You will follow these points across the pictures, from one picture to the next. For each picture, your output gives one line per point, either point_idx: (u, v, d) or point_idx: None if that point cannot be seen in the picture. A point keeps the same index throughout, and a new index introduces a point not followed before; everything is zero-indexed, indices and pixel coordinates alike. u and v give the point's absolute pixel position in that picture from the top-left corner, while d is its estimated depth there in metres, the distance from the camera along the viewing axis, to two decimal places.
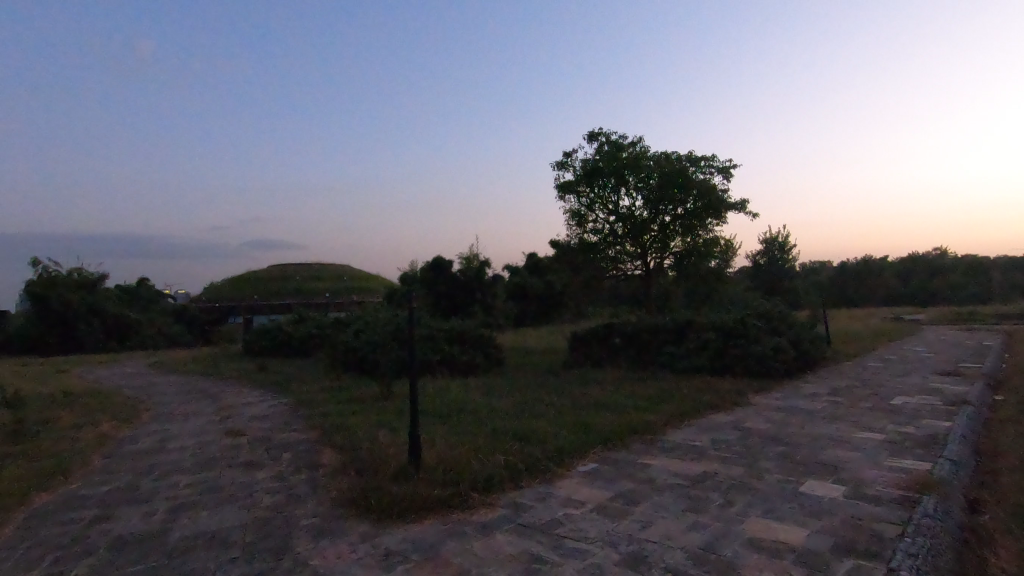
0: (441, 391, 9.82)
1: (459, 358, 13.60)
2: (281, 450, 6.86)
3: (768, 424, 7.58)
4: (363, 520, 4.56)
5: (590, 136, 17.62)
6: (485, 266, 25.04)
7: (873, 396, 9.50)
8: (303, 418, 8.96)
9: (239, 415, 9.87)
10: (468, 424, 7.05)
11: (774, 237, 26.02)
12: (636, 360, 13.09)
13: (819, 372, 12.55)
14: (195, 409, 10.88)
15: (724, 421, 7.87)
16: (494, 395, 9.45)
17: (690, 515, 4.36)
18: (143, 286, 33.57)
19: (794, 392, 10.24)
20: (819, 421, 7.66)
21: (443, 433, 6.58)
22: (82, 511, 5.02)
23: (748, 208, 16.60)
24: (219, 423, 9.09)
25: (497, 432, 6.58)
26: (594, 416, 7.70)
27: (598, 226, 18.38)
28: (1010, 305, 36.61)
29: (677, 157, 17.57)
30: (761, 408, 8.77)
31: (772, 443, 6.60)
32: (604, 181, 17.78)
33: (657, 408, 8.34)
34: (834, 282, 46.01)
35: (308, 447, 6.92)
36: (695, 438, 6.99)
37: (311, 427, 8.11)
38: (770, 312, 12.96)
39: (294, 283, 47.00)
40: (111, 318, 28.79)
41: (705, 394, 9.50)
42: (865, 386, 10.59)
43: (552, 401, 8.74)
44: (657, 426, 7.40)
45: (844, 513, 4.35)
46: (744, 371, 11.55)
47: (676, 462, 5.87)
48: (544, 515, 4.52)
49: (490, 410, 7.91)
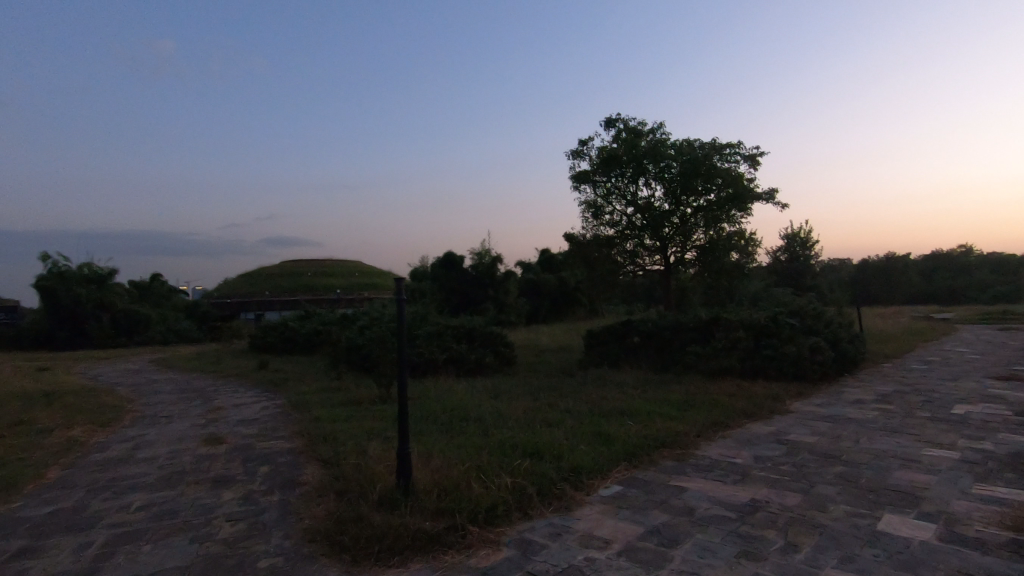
0: (446, 393, 8.97)
1: (468, 357, 12.73)
2: (259, 463, 6.04)
3: (817, 438, 6.60)
4: (336, 563, 3.69)
5: (607, 122, 16.65)
6: (498, 261, 24.08)
7: (929, 404, 8.44)
8: (292, 424, 8.15)
9: (228, 418, 9.10)
10: (471, 436, 6.17)
11: (797, 232, 24.84)
12: (657, 361, 12.12)
13: (860, 376, 11.46)
14: (183, 410, 10.14)
15: (764, 433, 6.91)
16: (504, 399, 8.57)
17: (746, 565, 3.44)
18: (156, 281, 33.19)
19: (837, 398, 9.22)
20: (874, 435, 6.67)
21: (442, 447, 5.72)
22: (8, 541, 4.21)
23: (777, 198, 15.48)
24: (203, 427, 8.32)
25: (505, 446, 5.68)
26: (615, 425, 6.80)
27: (615, 218, 17.40)
28: None
29: (700, 144, 16.50)
30: (804, 417, 7.77)
31: (828, 461, 5.63)
32: (622, 170, 16.79)
33: (686, 416, 7.40)
34: (856, 280, 44.43)
35: (291, 459, 6.10)
36: (734, 453, 6.05)
37: (299, 435, 7.28)
38: (804, 309, 11.89)
39: (305, 279, 46.66)
40: (119, 314, 28.30)
41: (738, 400, 8.53)
42: (916, 392, 9.52)
43: (567, 407, 7.84)
44: (688, 438, 6.47)
45: (945, 565, 3.41)
46: (778, 373, 10.52)
47: (717, 486, 4.93)
48: (560, 559, 3.63)
49: (497, 419, 7.03)
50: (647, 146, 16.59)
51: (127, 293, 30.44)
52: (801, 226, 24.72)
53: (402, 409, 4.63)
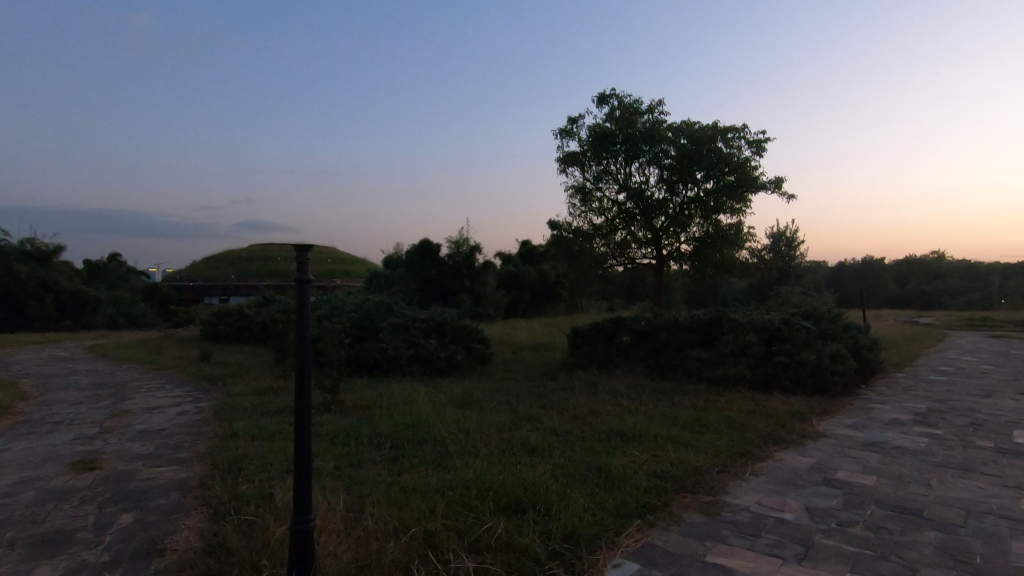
0: (402, 402, 7.32)
1: (436, 354, 11.02)
2: (126, 507, 4.31)
3: (875, 478, 5.15)
4: None
5: (600, 97, 15.05)
6: (476, 251, 22.40)
7: (982, 429, 7.09)
8: (201, 440, 6.38)
9: (128, 427, 7.26)
10: (423, 473, 4.53)
11: (784, 230, 23.82)
12: (652, 366, 10.65)
13: (880, 388, 10.13)
14: (81, 414, 8.24)
15: (804, 467, 5.45)
16: (475, 412, 6.93)
17: None
18: (112, 261, 30.63)
19: (869, 417, 7.83)
20: (944, 476, 5.24)
21: (382, 494, 4.07)
22: None
23: (782, 188, 14.08)
24: (87, 441, 6.48)
25: (469, 492, 4.08)
26: (616, 456, 5.24)
27: (604, 204, 15.81)
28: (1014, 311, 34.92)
29: (702, 126, 14.97)
30: (842, 445, 6.29)
31: (910, 522, 4.12)
32: (615, 152, 15.25)
33: (702, 443, 5.88)
34: (835, 281, 43.99)
35: (175, 502, 4.38)
36: (778, 502, 4.53)
37: (203, 459, 5.54)
38: (819, 311, 10.49)
39: (272, 264, 44.32)
40: (65, 295, 25.73)
41: (758, 419, 7.07)
42: (954, 411, 8.18)
43: (554, 427, 6.26)
44: (713, 478, 4.95)
45: None
46: (794, 384, 9.08)
47: (775, 568, 3.39)
48: None
49: (461, 442, 5.41)
50: (643, 126, 15.05)
51: (74, 274, 27.77)
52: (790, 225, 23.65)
53: (300, 457, 2.90)
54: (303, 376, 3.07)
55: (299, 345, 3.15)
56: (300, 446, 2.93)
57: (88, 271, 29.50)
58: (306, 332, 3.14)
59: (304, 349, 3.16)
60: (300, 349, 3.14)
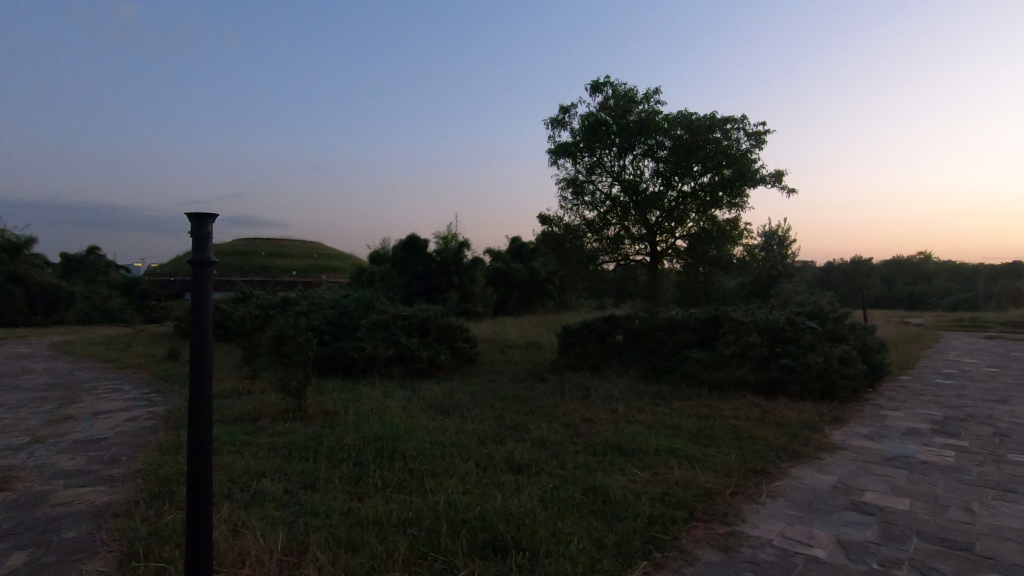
0: (375, 409, 6.56)
1: (418, 354, 10.24)
2: (20, 544, 3.52)
3: (909, 501, 4.51)
4: None
5: (593, 85, 14.35)
6: (465, 246, 21.64)
7: (1008, 440, 6.52)
8: (140, 453, 5.58)
9: (64, 436, 6.43)
10: (387, 501, 3.79)
11: (777, 228, 23.33)
12: (647, 368, 9.99)
13: (888, 393, 9.54)
14: (18, 419, 7.40)
15: (827, 487, 4.81)
16: (456, 420, 6.21)
17: None
18: (89, 255, 29.52)
19: (884, 425, 7.22)
20: (986, 499, 4.61)
21: (334, 530, 3.34)
22: None
23: (782, 181, 13.46)
24: (9, 454, 5.65)
25: (439, 527, 3.36)
26: (612, 476, 4.56)
27: (597, 198, 15.11)
28: (999, 311, 34.91)
29: (699, 117, 14.30)
30: (863, 459, 5.65)
31: (965, 563, 3.47)
32: (608, 143, 14.57)
33: (710, 458, 5.21)
34: (823, 281, 43.84)
35: (84, 537, 3.61)
36: (805, 532, 3.87)
37: (135, 478, 4.76)
38: (825, 310, 9.88)
39: (256, 258, 43.20)
40: (36, 289, 24.62)
41: (767, 429, 6.42)
42: (972, 419, 7.61)
43: (544, 438, 5.56)
44: (726, 502, 4.27)
45: None
46: (801, 388, 8.46)
47: None
48: None
49: (435, 459, 4.69)
50: (638, 117, 14.36)
51: (48, 268, 26.64)
52: (782, 225, 23.17)
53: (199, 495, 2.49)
54: (198, 394, 2.47)
55: (196, 357, 2.44)
56: (196, 470, 2.50)
57: (64, 265, 28.36)
58: (205, 336, 2.41)
59: (204, 354, 2.45)
60: (196, 356, 2.43)
